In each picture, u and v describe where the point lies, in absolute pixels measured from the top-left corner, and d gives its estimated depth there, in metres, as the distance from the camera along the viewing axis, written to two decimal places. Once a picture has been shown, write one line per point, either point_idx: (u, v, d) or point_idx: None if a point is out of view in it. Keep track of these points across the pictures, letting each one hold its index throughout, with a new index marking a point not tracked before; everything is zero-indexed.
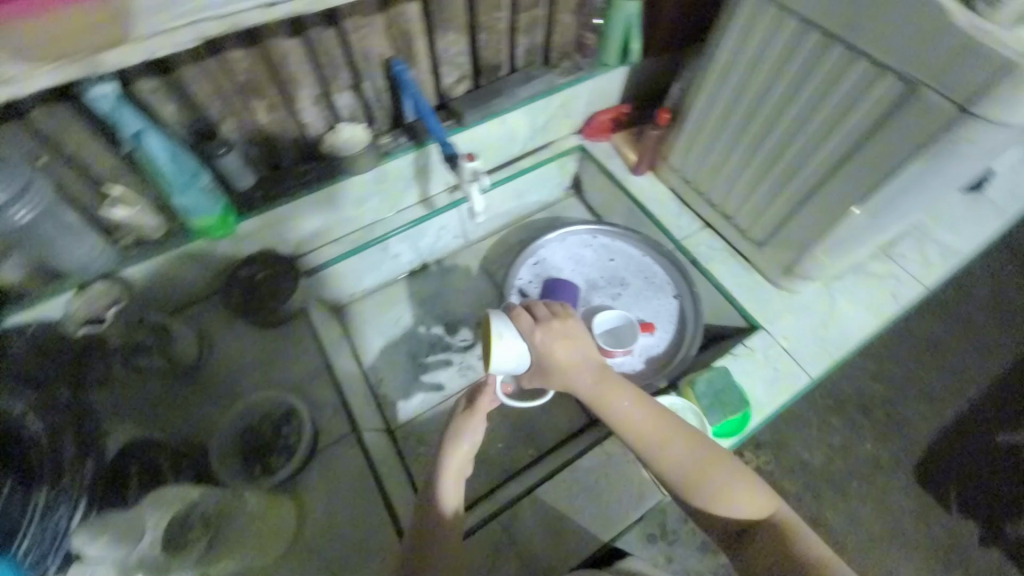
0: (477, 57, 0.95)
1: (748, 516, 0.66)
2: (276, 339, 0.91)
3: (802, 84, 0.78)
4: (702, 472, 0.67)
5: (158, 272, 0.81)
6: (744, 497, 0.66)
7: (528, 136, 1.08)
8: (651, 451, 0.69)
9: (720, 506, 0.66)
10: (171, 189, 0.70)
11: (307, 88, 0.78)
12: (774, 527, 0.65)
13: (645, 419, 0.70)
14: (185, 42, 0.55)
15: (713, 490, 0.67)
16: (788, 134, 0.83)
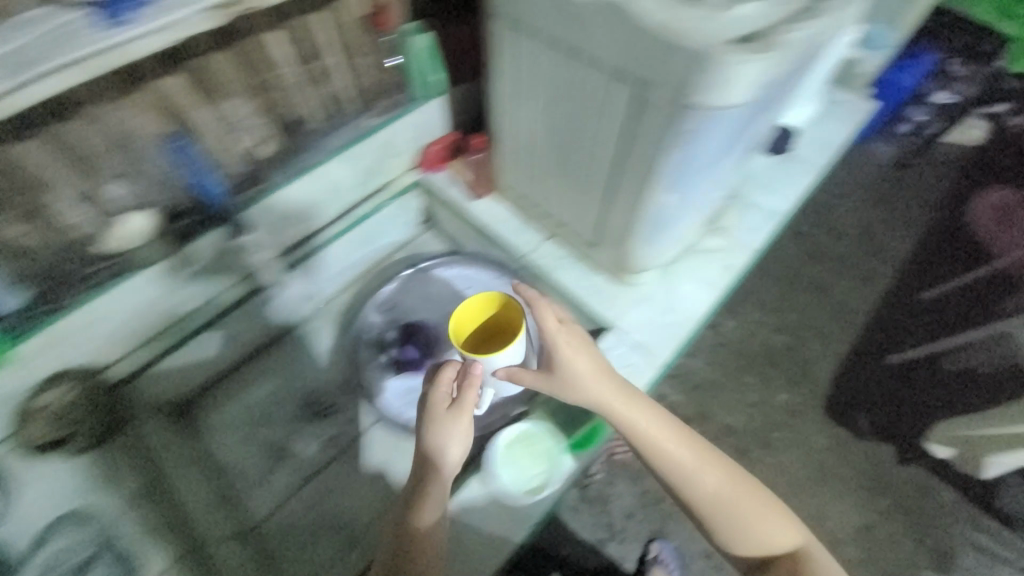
0: (270, 115, 0.93)
1: (783, 543, 0.76)
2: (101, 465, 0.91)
3: (562, 97, 0.75)
4: (765, 500, 0.77)
5: None
6: (780, 528, 0.77)
7: (356, 182, 1.06)
8: (683, 484, 0.76)
9: (763, 540, 0.76)
10: None
11: (63, 189, 0.77)
12: (802, 555, 0.76)
13: (689, 455, 0.77)
14: None
15: (750, 525, 0.76)
16: (574, 145, 0.80)
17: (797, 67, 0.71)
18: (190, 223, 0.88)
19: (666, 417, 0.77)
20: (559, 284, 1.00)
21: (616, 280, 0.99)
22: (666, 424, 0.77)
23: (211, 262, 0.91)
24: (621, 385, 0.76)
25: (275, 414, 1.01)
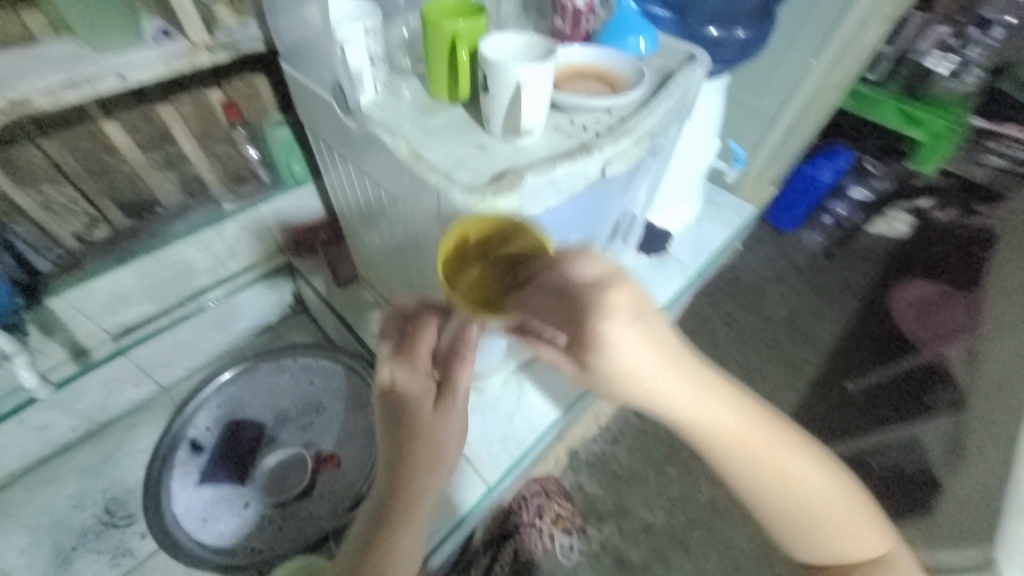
0: (106, 200, 0.90)
1: (854, 554, 0.59)
2: None
3: (377, 206, 0.75)
4: (822, 501, 0.56)
5: None
6: (843, 524, 0.57)
7: (212, 265, 1.01)
8: (771, 526, 0.57)
9: (801, 517, 0.56)
10: None
11: None
12: (805, 514, 0.56)
13: (817, 499, 0.55)
14: None
15: (801, 518, 0.56)
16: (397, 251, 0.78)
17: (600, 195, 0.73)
18: None
19: (716, 409, 0.49)
20: None
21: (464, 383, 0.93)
22: (710, 391, 0.49)
23: None
24: (658, 337, 0.45)
25: (67, 523, 0.88)
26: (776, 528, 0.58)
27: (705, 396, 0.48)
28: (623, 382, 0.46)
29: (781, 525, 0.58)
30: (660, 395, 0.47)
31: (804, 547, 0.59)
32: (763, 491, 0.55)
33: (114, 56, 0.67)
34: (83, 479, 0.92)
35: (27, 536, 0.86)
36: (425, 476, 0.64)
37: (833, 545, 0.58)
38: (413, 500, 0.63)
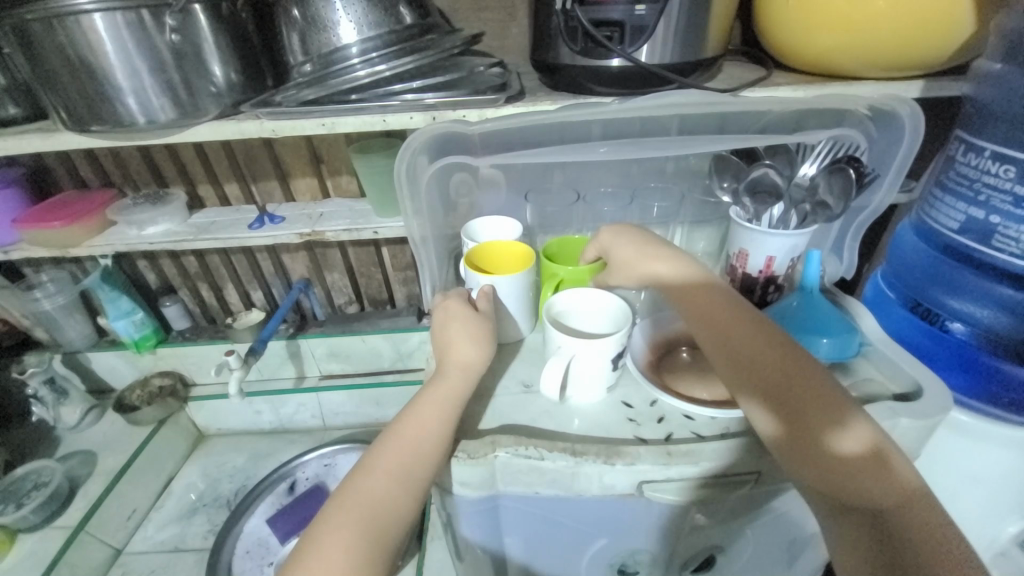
0: (361, 289, 1.32)
1: (873, 484, 0.45)
2: (122, 436, 1.20)
3: None
4: (826, 393, 0.50)
5: (99, 361, 1.25)
6: (877, 476, 0.45)
7: (394, 356, 1.30)
8: (739, 360, 0.53)
9: (827, 413, 0.49)
10: (110, 316, 1.18)
11: (234, 287, 1.30)
12: (838, 469, 0.46)
13: (801, 369, 0.51)
14: (116, 244, 1.03)
15: (826, 412, 0.49)
16: None
17: (630, 507, 0.56)
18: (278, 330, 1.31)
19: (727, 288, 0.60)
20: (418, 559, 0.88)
21: None
22: (699, 270, 0.61)
23: (273, 357, 1.30)
24: (649, 238, 0.65)
25: (219, 485, 1.20)
26: (786, 416, 0.49)
27: (706, 285, 0.59)
28: (629, 263, 0.64)
29: (810, 463, 0.48)
30: (693, 296, 0.59)
31: (861, 512, 0.45)
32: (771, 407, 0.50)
33: (382, 219, 1.02)
34: (248, 461, 1.26)
35: (203, 479, 1.22)
36: (395, 479, 0.48)
37: (885, 508, 0.44)
38: (372, 504, 0.47)
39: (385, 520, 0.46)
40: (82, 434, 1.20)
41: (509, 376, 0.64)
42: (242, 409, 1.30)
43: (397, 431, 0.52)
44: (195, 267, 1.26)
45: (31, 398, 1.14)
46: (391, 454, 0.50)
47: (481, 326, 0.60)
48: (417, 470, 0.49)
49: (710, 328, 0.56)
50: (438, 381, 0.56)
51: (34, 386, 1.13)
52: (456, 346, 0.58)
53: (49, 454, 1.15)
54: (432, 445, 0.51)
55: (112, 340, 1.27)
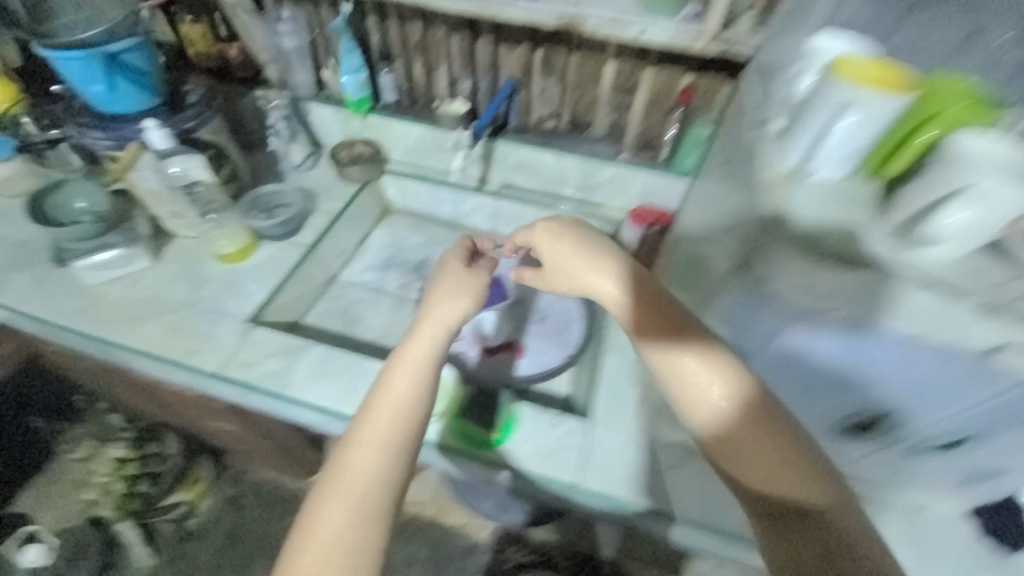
0: (568, 107, 1.25)
1: (799, 481, 0.55)
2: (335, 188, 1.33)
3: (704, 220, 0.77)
4: (755, 398, 0.58)
5: (320, 113, 1.34)
6: (795, 471, 0.55)
7: (579, 184, 1.30)
8: (667, 374, 0.62)
9: (771, 435, 0.56)
10: (342, 69, 1.22)
11: (446, 69, 1.26)
12: (776, 460, 0.56)
13: (726, 363, 0.60)
14: None
15: (761, 436, 0.56)
16: (687, 264, 0.81)
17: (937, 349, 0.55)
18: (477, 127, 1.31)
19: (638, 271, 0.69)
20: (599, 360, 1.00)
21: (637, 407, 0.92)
22: (622, 275, 0.69)
23: (466, 153, 1.33)
24: (587, 246, 0.72)
25: (407, 252, 1.35)
26: (714, 430, 0.58)
27: (604, 277, 0.69)
28: (566, 269, 0.73)
29: (747, 462, 0.57)
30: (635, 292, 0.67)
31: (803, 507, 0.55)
32: (715, 424, 0.58)
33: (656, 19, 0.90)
34: (429, 241, 1.39)
35: (392, 244, 1.37)
36: (402, 399, 0.69)
37: (816, 499, 0.54)
38: (365, 475, 0.63)
39: (394, 446, 0.66)
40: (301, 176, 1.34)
41: (841, 211, 0.56)
42: (428, 193, 1.39)
43: (367, 414, 0.69)
44: (413, 36, 1.22)
45: (270, 129, 1.27)
46: (349, 448, 0.66)
47: (464, 281, 0.82)
48: (398, 363, 0.73)
49: (651, 335, 0.63)
50: (359, 430, 0.68)
51: (274, 118, 1.26)
52: (438, 304, 0.79)
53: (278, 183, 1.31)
54: (408, 405, 0.69)
55: (329, 97, 1.34)
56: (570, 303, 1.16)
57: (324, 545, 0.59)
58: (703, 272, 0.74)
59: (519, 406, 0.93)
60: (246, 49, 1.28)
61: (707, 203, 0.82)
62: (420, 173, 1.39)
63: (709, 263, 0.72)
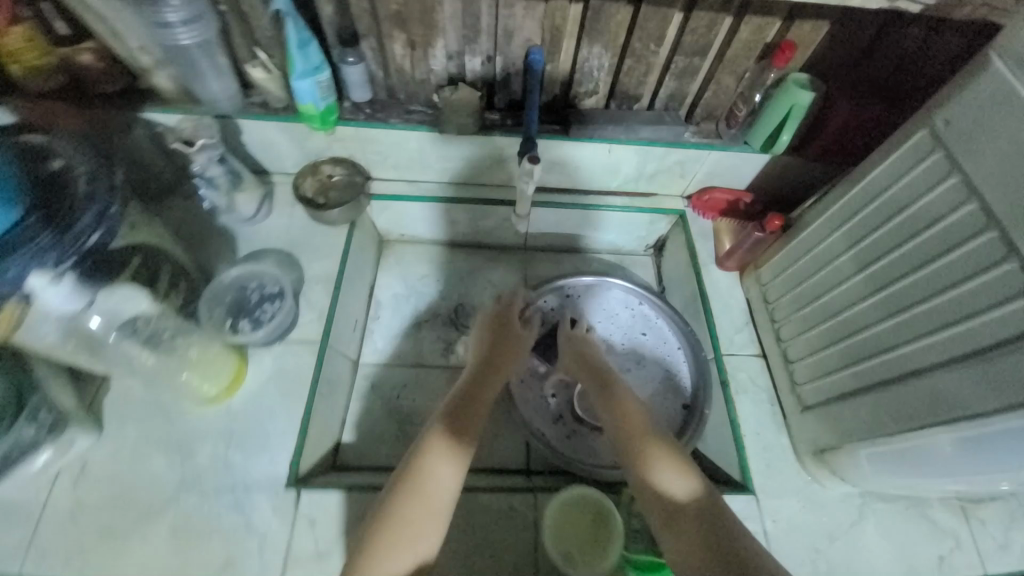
0: (615, 79, 0.93)
1: (686, 476, 0.64)
2: (314, 237, 0.95)
3: (918, 263, 0.59)
4: (646, 422, 0.72)
5: (262, 132, 0.92)
6: (680, 471, 0.64)
7: (632, 175, 1.03)
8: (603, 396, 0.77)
9: (661, 447, 0.67)
10: (291, 71, 0.80)
11: (442, 45, 0.87)
12: (667, 463, 0.65)
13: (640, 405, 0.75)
14: None
15: (658, 448, 0.67)
16: (878, 311, 0.65)
17: None
18: (492, 120, 0.96)
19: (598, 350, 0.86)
20: (734, 411, 0.85)
21: (796, 457, 0.81)
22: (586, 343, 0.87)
23: (481, 159, 0.99)
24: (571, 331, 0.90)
25: (431, 300, 1.05)
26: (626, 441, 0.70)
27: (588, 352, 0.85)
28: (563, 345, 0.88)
29: (644, 463, 0.66)
30: (591, 358, 0.85)
31: (687, 505, 0.61)
32: (628, 436, 0.70)
33: None
34: (452, 276, 1.09)
35: (406, 292, 1.06)
36: (468, 424, 0.67)
37: (700, 499, 0.61)
38: (444, 490, 0.60)
39: (460, 444, 0.64)
40: (261, 231, 0.94)
41: None
42: (437, 213, 1.06)
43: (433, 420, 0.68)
44: (384, 2, 0.80)
45: (197, 178, 0.84)
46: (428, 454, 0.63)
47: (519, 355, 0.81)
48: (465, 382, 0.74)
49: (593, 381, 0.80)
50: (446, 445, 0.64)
51: (201, 163, 0.83)
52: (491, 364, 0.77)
53: (233, 249, 0.91)
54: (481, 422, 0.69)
55: (264, 107, 0.91)
56: (665, 329, 0.96)
57: (418, 516, 0.58)
58: (944, 343, 0.56)
59: None
60: (106, 48, 0.81)
61: (902, 231, 0.62)
62: (422, 190, 1.04)
63: (962, 335, 0.54)
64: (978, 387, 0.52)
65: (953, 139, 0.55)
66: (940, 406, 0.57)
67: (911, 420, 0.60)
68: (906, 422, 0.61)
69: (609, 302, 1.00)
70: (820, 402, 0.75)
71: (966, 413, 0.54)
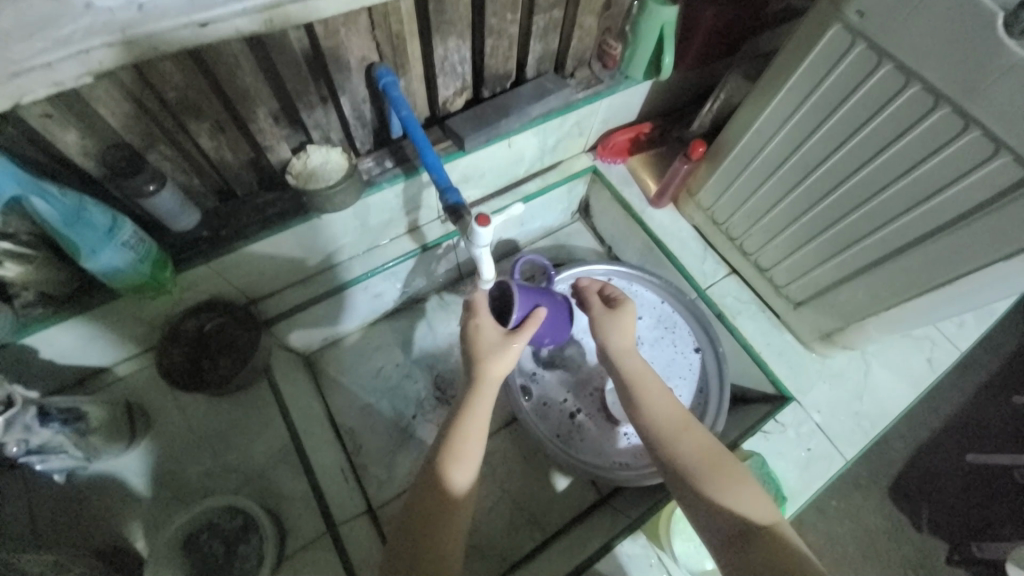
0: (481, 66, 0.78)
1: (741, 500, 0.55)
2: (246, 412, 0.77)
3: (864, 159, 0.62)
4: (699, 434, 0.61)
5: (75, 335, 0.65)
6: (745, 492, 0.56)
7: (535, 156, 0.93)
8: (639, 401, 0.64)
9: (719, 469, 0.58)
10: (83, 254, 0.53)
11: (265, 116, 0.63)
12: (721, 488, 0.56)
13: (675, 410, 0.63)
14: (68, 75, 0.39)
15: (718, 468, 0.58)
16: (837, 210, 0.69)
17: None
18: (370, 170, 0.76)
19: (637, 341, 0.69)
20: (740, 334, 0.88)
21: (804, 346, 0.88)
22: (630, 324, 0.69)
23: (378, 219, 0.81)
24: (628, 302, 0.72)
25: (403, 391, 0.91)
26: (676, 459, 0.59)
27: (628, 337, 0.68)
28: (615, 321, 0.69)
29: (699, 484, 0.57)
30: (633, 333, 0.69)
31: (739, 533, 0.53)
32: (686, 451, 0.59)
33: None
34: (407, 351, 0.95)
35: (370, 398, 0.90)
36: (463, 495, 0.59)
37: (753, 528, 0.53)
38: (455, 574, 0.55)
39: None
40: (168, 443, 0.73)
41: None
42: (355, 296, 0.88)
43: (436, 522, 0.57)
44: (149, 96, 0.53)
45: (26, 458, 0.57)
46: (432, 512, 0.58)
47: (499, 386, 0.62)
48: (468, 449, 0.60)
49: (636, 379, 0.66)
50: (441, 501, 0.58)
51: (20, 440, 0.55)
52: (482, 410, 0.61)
53: (144, 490, 0.71)
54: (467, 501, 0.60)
55: (50, 302, 0.61)
56: (645, 294, 0.97)
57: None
58: (924, 217, 0.60)
59: (751, 450, 0.77)
60: None
61: (837, 134, 0.64)
62: (325, 284, 0.83)
63: (940, 206, 0.58)
64: (971, 246, 0.57)
65: (878, 33, 0.54)
66: (930, 273, 0.63)
67: (913, 288, 0.66)
68: (902, 292, 0.67)
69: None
70: (812, 298, 0.81)
71: (968, 268, 0.59)
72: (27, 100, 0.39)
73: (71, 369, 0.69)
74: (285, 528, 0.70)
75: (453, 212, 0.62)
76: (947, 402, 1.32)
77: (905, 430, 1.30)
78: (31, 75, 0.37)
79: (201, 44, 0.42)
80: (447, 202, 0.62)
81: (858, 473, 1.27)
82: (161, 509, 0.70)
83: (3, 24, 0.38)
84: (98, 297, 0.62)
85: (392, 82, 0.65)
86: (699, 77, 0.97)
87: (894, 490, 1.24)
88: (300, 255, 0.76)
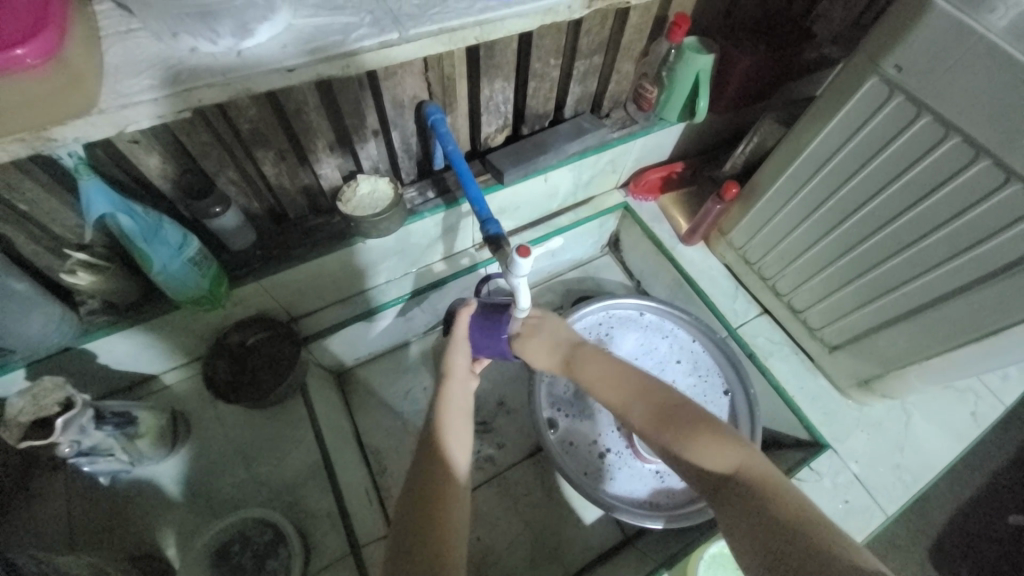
0: (523, 106, 0.82)
1: (706, 454, 0.53)
2: (278, 425, 0.79)
3: (901, 207, 0.63)
4: (650, 400, 0.60)
5: (131, 343, 0.68)
6: (705, 440, 0.54)
7: (569, 191, 0.96)
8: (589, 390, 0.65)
9: (676, 423, 0.56)
10: (153, 267, 0.58)
11: (324, 147, 0.67)
12: (682, 444, 0.55)
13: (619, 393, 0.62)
14: (168, 110, 0.43)
15: (677, 422, 0.56)
16: (872, 256, 0.69)
17: None
18: (413, 199, 0.80)
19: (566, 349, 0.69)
20: (772, 376, 0.87)
21: (840, 393, 0.86)
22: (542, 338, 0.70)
23: (417, 245, 0.84)
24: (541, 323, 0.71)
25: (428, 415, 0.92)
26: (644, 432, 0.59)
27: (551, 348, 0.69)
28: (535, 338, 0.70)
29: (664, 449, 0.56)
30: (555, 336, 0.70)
31: (715, 488, 0.51)
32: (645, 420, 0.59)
33: None
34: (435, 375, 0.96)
35: (396, 419, 0.91)
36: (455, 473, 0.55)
37: (724, 480, 0.50)
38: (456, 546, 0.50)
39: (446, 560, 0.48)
40: (204, 452, 0.76)
41: None
42: (389, 318, 0.90)
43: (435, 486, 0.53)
44: (224, 126, 0.58)
45: (76, 459, 0.61)
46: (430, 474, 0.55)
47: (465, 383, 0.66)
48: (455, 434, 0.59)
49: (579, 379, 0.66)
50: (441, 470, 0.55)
51: (73, 442, 0.58)
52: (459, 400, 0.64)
53: (177, 498, 0.72)
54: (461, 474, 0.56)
55: (113, 310, 0.65)
56: (677, 331, 0.97)
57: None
58: (966, 267, 0.60)
59: None
60: None
61: (873, 181, 0.65)
62: (363, 306, 0.86)
63: (983, 256, 0.58)
64: (1015, 299, 0.57)
65: (915, 86, 0.56)
66: (975, 323, 0.62)
67: (956, 338, 0.64)
68: (944, 342, 0.66)
69: (613, 325, 0.98)
70: (848, 342, 0.79)
71: (1012, 321, 0.58)
72: (129, 129, 0.44)
73: (121, 375, 0.73)
74: (310, 547, 0.70)
75: (494, 243, 0.64)
76: (992, 458, 1.25)
77: (946, 487, 1.23)
78: (136, 108, 0.42)
79: (285, 84, 0.46)
80: (489, 233, 0.65)
81: (896, 531, 1.19)
82: (191, 518, 0.71)
83: (116, 62, 0.44)
84: (157, 308, 0.66)
85: (441, 119, 0.69)
86: (732, 120, 1.00)
87: (936, 554, 1.16)
88: (342, 276, 0.80)
